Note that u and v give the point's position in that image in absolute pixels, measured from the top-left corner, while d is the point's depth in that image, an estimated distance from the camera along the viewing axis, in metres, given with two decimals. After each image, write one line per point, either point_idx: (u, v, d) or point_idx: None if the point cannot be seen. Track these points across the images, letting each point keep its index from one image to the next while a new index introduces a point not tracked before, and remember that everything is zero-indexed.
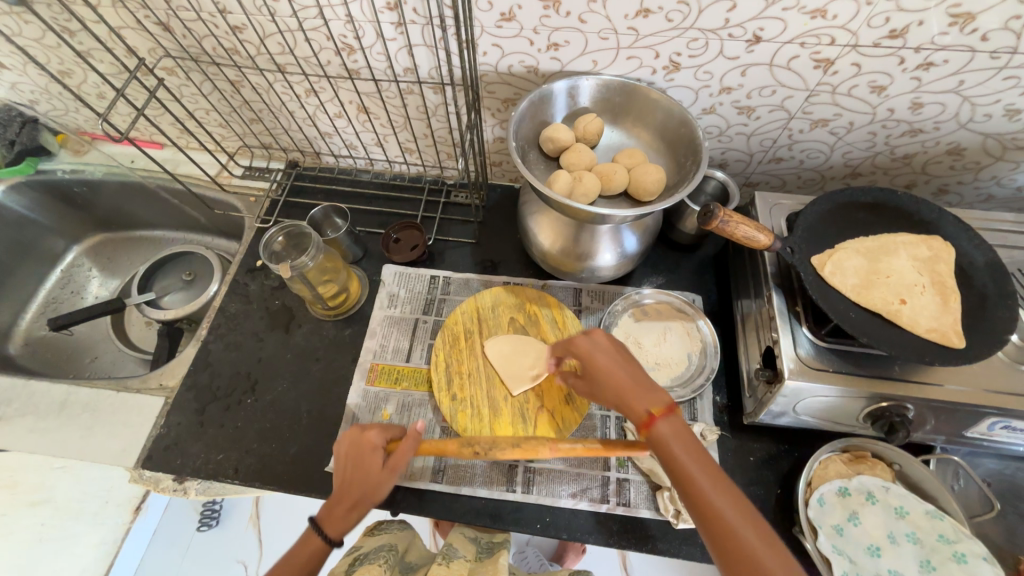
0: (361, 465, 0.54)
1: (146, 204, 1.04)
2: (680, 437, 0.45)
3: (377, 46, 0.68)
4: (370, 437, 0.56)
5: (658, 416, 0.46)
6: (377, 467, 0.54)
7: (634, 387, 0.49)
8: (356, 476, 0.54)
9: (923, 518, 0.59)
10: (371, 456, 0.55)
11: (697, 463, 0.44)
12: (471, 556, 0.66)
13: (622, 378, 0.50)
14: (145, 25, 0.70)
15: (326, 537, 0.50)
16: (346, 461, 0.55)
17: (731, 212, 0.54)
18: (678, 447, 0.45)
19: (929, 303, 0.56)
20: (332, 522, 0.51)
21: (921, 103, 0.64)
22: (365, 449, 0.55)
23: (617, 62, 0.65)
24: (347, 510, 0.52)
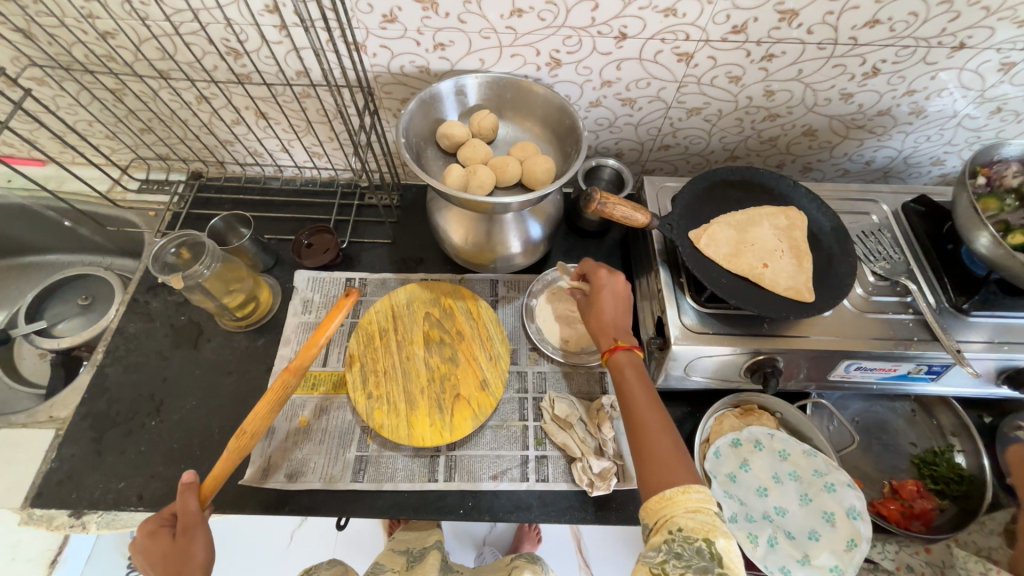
0: (164, 554, 0.51)
1: (30, 226, 0.96)
2: (636, 368, 0.58)
3: (264, 50, 0.67)
4: (146, 531, 0.52)
5: (621, 346, 0.59)
6: (171, 541, 0.51)
7: (610, 325, 0.62)
8: (159, 564, 0.50)
9: (802, 456, 0.66)
10: (158, 541, 0.51)
11: (647, 406, 0.55)
12: (401, 565, 0.74)
13: (607, 312, 0.63)
14: (3, 33, 0.66)
15: None
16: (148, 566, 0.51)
17: (607, 194, 0.59)
18: (634, 380, 0.57)
19: (787, 266, 0.64)
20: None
21: (773, 91, 0.72)
22: (150, 544, 0.51)
23: (503, 60, 0.69)
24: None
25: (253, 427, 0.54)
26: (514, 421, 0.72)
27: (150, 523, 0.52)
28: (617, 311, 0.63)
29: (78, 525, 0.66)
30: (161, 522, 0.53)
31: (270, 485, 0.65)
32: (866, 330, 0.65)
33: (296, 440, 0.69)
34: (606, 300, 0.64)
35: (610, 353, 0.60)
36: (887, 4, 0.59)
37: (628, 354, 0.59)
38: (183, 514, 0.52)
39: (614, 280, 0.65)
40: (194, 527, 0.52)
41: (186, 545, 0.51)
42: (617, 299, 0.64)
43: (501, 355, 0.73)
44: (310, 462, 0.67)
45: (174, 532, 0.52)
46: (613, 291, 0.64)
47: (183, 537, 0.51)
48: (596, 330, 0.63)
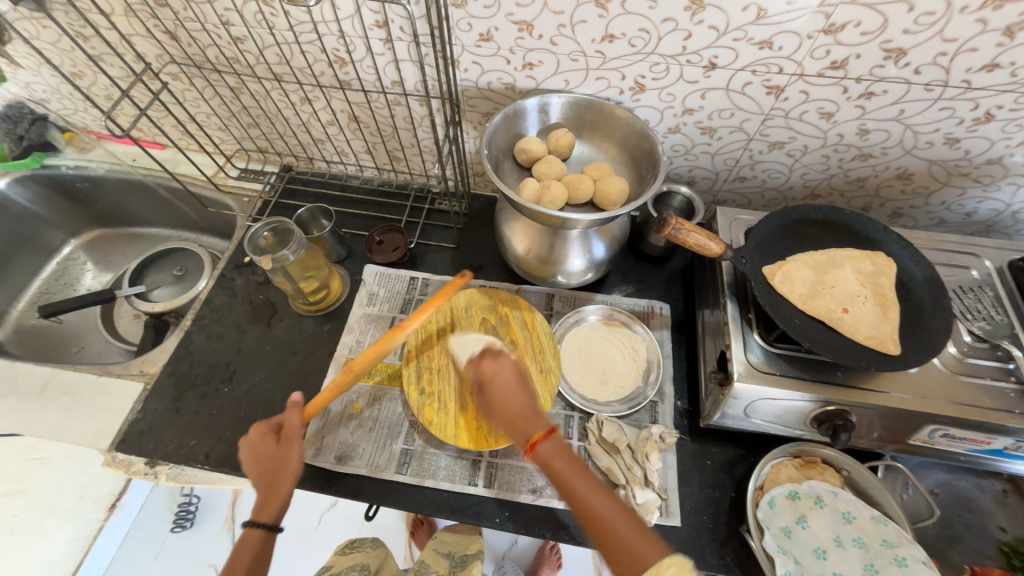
0: (266, 457, 0.57)
1: (144, 201, 1.08)
2: (563, 456, 0.56)
3: (367, 60, 0.73)
4: (257, 432, 0.59)
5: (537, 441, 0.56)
6: (275, 446, 0.58)
7: (518, 417, 0.60)
8: (261, 463, 0.57)
9: (869, 522, 0.61)
10: (265, 444, 0.58)
11: (587, 500, 0.53)
12: (445, 569, 0.78)
13: (508, 406, 0.61)
14: (154, 33, 0.76)
15: (264, 528, 0.53)
16: (250, 459, 0.57)
17: (683, 221, 0.58)
18: (557, 459, 0.56)
19: (870, 313, 0.60)
20: (262, 510, 0.54)
21: (867, 130, 0.69)
22: (256, 442, 0.58)
23: (587, 83, 0.71)
24: (268, 494, 0.55)
25: (362, 368, 0.58)
26: (558, 436, 0.71)
27: (261, 429, 0.59)
28: (506, 387, 0.63)
29: (151, 474, 0.72)
30: (268, 428, 0.59)
31: (321, 464, 0.68)
32: (957, 395, 0.59)
33: (348, 424, 0.72)
34: (498, 382, 0.63)
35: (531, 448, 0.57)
36: (1010, 48, 0.55)
37: (549, 439, 0.57)
38: (289, 425, 0.58)
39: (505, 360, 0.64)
40: (296, 438, 0.58)
41: (286, 453, 0.57)
42: (505, 382, 0.63)
43: (551, 369, 0.72)
44: (359, 447, 0.70)
45: (277, 439, 0.59)
46: (505, 375, 0.64)
47: (285, 446, 0.57)
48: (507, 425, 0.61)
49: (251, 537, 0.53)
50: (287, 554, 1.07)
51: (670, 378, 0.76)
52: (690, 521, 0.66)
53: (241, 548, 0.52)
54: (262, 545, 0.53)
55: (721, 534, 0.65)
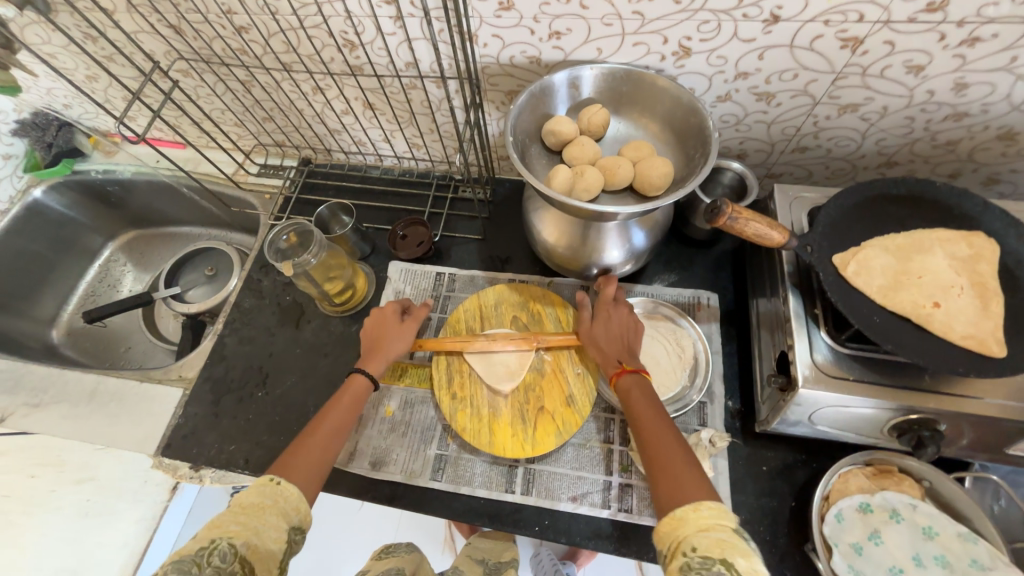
0: (386, 325, 0.68)
1: (171, 202, 1.08)
2: (662, 432, 0.51)
3: (378, 41, 0.67)
4: (389, 307, 0.69)
5: (626, 369, 0.58)
6: (399, 322, 0.68)
7: (651, 415, 0.54)
8: (383, 330, 0.67)
9: (954, 540, 0.54)
10: (393, 317, 0.68)
11: (658, 425, 0.52)
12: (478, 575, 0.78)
13: (638, 401, 0.56)
14: (158, 29, 0.72)
15: (367, 378, 0.63)
16: (373, 323, 0.68)
17: (740, 208, 0.50)
18: (637, 394, 0.56)
19: (966, 307, 0.51)
20: (371, 361, 0.64)
21: (966, 84, 0.57)
22: (387, 314, 0.68)
23: (623, 50, 0.62)
24: (381, 353, 0.65)
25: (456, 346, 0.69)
26: (598, 441, 0.67)
27: (393, 308, 0.69)
28: (617, 340, 0.64)
29: (197, 477, 0.74)
30: (399, 307, 0.69)
31: (355, 470, 0.67)
32: None
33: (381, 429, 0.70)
34: (606, 323, 0.65)
35: (617, 377, 0.58)
36: None
37: (635, 377, 0.58)
38: (417, 312, 0.69)
39: (620, 309, 0.66)
40: (416, 322, 0.68)
41: (404, 333, 0.67)
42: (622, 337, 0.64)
43: (589, 370, 0.68)
44: (393, 453, 0.68)
45: (401, 318, 0.69)
46: (619, 317, 0.65)
47: (408, 324, 0.68)
48: (603, 353, 0.63)
49: (359, 375, 0.63)
50: (332, 539, 1.10)
51: (720, 377, 0.70)
52: (744, 533, 0.61)
53: (352, 385, 0.62)
54: (363, 394, 0.62)
55: (780, 547, 0.60)
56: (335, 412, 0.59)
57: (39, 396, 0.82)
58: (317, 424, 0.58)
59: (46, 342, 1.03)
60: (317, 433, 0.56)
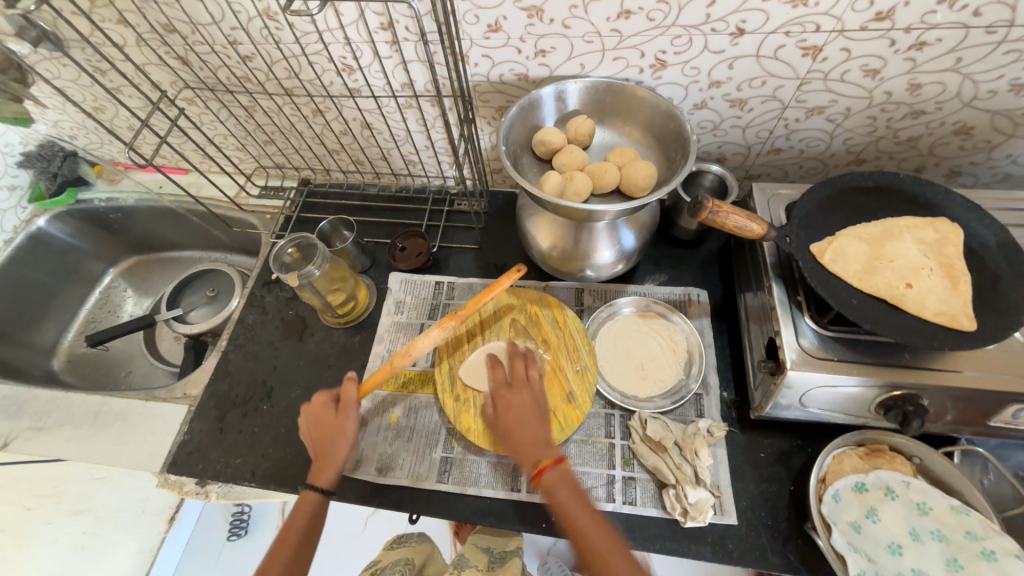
0: (322, 424, 0.64)
1: (173, 226, 1.11)
2: (567, 486, 0.56)
3: (375, 65, 0.72)
4: (319, 401, 0.65)
5: (545, 467, 0.57)
6: (334, 416, 0.64)
7: (533, 442, 0.60)
8: (322, 430, 0.63)
9: (948, 513, 0.56)
10: (326, 412, 0.64)
11: (586, 518, 0.54)
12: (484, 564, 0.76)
13: (516, 430, 0.61)
14: (166, 60, 0.77)
15: (320, 491, 0.60)
16: (309, 429, 0.64)
17: (720, 203, 0.54)
18: (563, 488, 0.56)
19: (937, 286, 0.55)
20: (318, 475, 0.61)
21: (919, 84, 0.62)
22: (319, 413, 0.64)
23: (604, 64, 0.67)
24: (325, 462, 0.61)
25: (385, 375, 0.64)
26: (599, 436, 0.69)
27: (324, 400, 0.65)
28: (531, 421, 0.62)
29: (202, 493, 0.74)
30: (327, 399, 0.66)
31: (362, 477, 0.68)
32: None
33: (386, 435, 0.71)
34: (517, 411, 0.63)
35: (538, 475, 0.57)
36: None
37: (557, 471, 0.57)
38: (347, 398, 0.65)
39: (519, 392, 0.64)
40: (351, 415, 0.64)
41: (343, 424, 0.63)
42: (525, 410, 0.63)
43: (588, 367, 0.70)
44: (399, 458, 0.69)
45: (335, 411, 0.65)
46: (523, 404, 0.63)
47: (344, 417, 0.64)
48: (523, 444, 0.60)
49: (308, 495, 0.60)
50: (335, 554, 1.10)
51: (714, 369, 0.72)
52: (747, 518, 0.62)
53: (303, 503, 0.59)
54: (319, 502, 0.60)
55: (782, 532, 0.61)
56: (301, 519, 0.59)
57: (41, 421, 0.82)
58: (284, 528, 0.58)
59: (47, 369, 1.03)
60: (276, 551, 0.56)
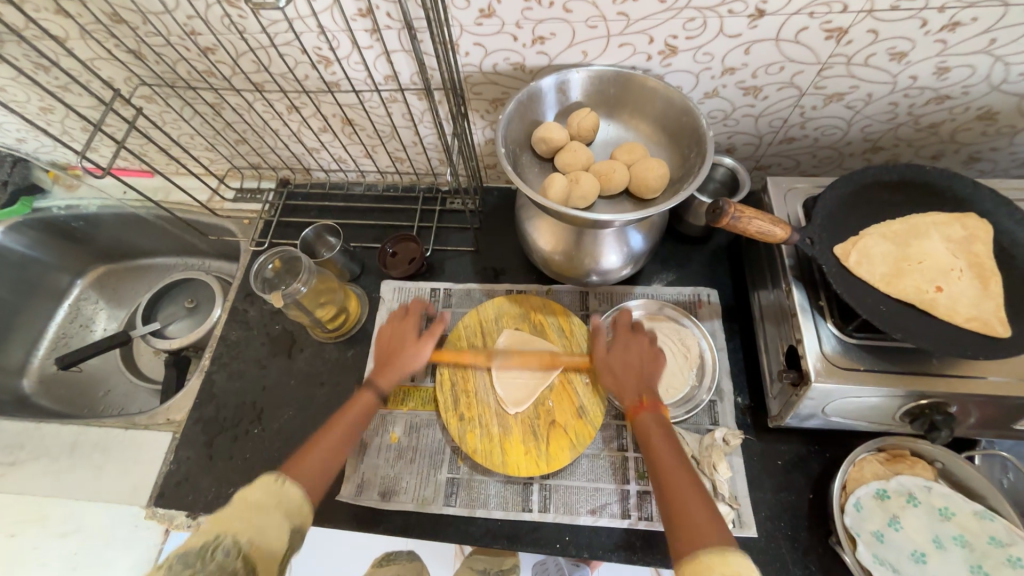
0: (400, 332, 0.64)
1: (143, 234, 1.03)
2: (665, 433, 0.52)
3: (354, 55, 0.65)
4: (411, 312, 0.66)
5: (645, 408, 0.54)
6: (415, 336, 0.64)
7: (634, 380, 0.58)
8: (398, 338, 0.64)
9: (971, 518, 0.55)
10: (409, 322, 0.65)
11: (676, 466, 0.49)
12: None
13: (626, 367, 0.60)
14: (116, 54, 0.68)
15: (377, 388, 0.59)
16: (391, 321, 0.66)
17: (742, 207, 0.49)
18: (657, 434, 0.52)
19: (967, 289, 0.52)
20: (383, 375, 0.60)
21: (947, 67, 0.58)
22: (406, 329, 0.64)
23: (608, 51, 0.61)
24: (394, 367, 0.61)
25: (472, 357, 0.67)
26: (611, 450, 0.66)
27: (415, 311, 0.66)
28: (633, 370, 0.59)
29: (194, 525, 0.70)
30: (416, 317, 0.66)
31: (366, 503, 0.65)
32: None
33: (387, 457, 0.68)
34: (625, 355, 0.61)
35: (634, 412, 0.55)
36: None
37: (652, 416, 0.54)
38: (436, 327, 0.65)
39: (639, 338, 0.61)
40: (429, 343, 0.63)
41: (418, 345, 0.63)
42: (644, 353, 0.60)
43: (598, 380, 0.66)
44: (403, 481, 0.66)
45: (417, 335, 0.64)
46: (638, 351, 0.61)
47: (425, 340, 0.63)
48: (626, 384, 0.58)
49: (369, 392, 0.59)
50: None
51: (727, 374, 0.70)
52: (766, 529, 0.61)
53: (359, 399, 0.58)
54: (371, 410, 0.58)
55: (802, 542, 0.60)
56: (340, 434, 0.55)
57: (15, 454, 0.77)
58: (334, 421, 0.56)
59: (17, 393, 0.96)
60: (324, 438, 0.54)
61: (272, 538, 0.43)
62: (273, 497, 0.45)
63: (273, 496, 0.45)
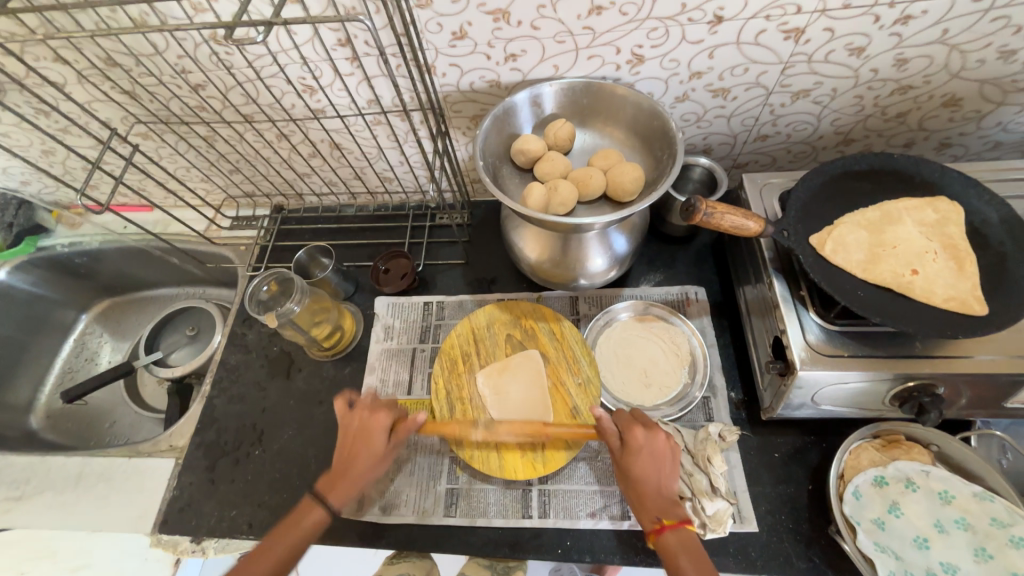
0: (364, 441, 0.57)
1: (144, 266, 1.06)
2: (691, 553, 0.46)
3: (337, 83, 0.68)
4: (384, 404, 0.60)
5: (668, 525, 0.48)
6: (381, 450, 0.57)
7: (655, 493, 0.51)
8: (361, 449, 0.57)
9: (971, 500, 0.54)
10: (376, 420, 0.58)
11: None
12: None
13: (647, 479, 0.52)
14: (112, 96, 0.72)
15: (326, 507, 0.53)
16: (349, 416, 0.60)
17: (714, 203, 0.51)
18: (685, 557, 0.46)
19: (943, 270, 0.53)
20: (334, 491, 0.54)
21: (905, 59, 0.60)
22: (375, 421, 0.58)
23: (579, 64, 0.64)
24: (347, 480, 0.55)
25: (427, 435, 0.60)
26: (608, 451, 0.67)
27: (381, 417, 0.58)
28: (657, 470, 0.53)
29: (199, 550, 0.70)
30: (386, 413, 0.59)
31: (366, 518, 0.65)
32: None
33: (387, 471, 0.68)
34: (646, 463, 0.53)
35: (656, 533, 0.48)
36: None
37: (676, 532, 0.48)
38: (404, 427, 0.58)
39: (657, 437, 0.54)
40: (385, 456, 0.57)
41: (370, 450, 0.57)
42: (661, 460, 0.53)
43: (590, 380, 0.67)
44: (402, 494, 0.66)
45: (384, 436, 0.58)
46: (654, 452, 0.54)
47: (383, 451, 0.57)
48: (640, 488, 0.52)
49: (318, 506, 0.53)
50: None
51: (719, 369, 0.70)
52: (768, 523, 0.60)
53: (308, 515, 0.52)
54: (321, 527, 0.53)
55: (806, 534, 0.59)
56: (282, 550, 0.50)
57: (21, 489, 0.78)
58: (270, 544, 0.50)
59: (24, 428, 0.98)
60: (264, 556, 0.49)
61: None
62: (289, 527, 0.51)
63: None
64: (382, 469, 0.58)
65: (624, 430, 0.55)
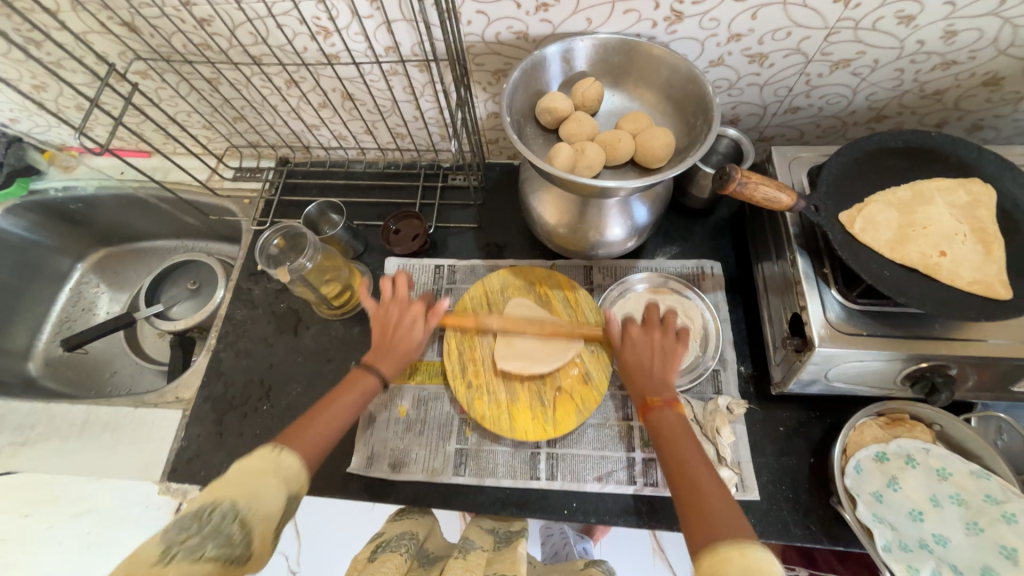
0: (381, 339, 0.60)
1: (142, 215, 1.02)
2: (680, 427, 0.51)
3: (354, 26, 0.63)
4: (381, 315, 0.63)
5: (655, 402, 0.53)
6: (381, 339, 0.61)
7: (650, 374, 0.55)
8: (378, 350, 0.60)
9: (968, 478, 0.56)
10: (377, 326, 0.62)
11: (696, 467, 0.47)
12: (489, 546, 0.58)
13: (641, 360, 0.57)
14: (109, 27, 0.67)
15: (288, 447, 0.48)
16: (382, 305, 0.63)
17: (749, 172, 0.49)
18: (681, 438, 0.50)
19: (970, 253, 0.52)
20: (381, 360, 0.59)
21: (955, 31, 0.57)
22: (412, 311, 0.62)
23: (613, 19, 0.60)
24: (387, 349, 0.60)
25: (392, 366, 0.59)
26: (617, 419, 0.67)
27: (418, 306, 0.63)
28: (657, 363, 0.56)
29: None
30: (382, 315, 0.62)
31: (375, 474, 0.66)
32: None
33: (396, 430, 0.69)
34: (641, 347, 0.58)
35: (646, 410, 0.53)
36: None
37: (665, 411, 0.52)
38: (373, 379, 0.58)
39: (655, 330, 0.59)
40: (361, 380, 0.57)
41: (356, 377, 0.58)
42: (658, 348, 0.57)
43: (603, 347, 0.67)
44: (411, 453, 0.67)
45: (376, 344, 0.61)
46: (650, 343, 0.58)
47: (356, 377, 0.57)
48: (632, 366, 0.57)
49: (371, 373, 0.58)
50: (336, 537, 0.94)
51: (731, 344, 0.70)
52: (768, 493, 0.62)
53: (359, 381, 0.57)
54: (372, 393, 0.58)
55: (805, 505, 0.62)
56: (334, 420, 0.53)
57: (26, 433, 0.78)
58: (330, 397, 0.55)
59: (23, 375, 0.97)
60: (327, 404, 0.54)
61: (269, 499, 0.42)
62: (272, 464, 0.44)
63: (273, 464, 0.45)
64: (416, 355, 0.62)
65: (628, 324, 0.60)
